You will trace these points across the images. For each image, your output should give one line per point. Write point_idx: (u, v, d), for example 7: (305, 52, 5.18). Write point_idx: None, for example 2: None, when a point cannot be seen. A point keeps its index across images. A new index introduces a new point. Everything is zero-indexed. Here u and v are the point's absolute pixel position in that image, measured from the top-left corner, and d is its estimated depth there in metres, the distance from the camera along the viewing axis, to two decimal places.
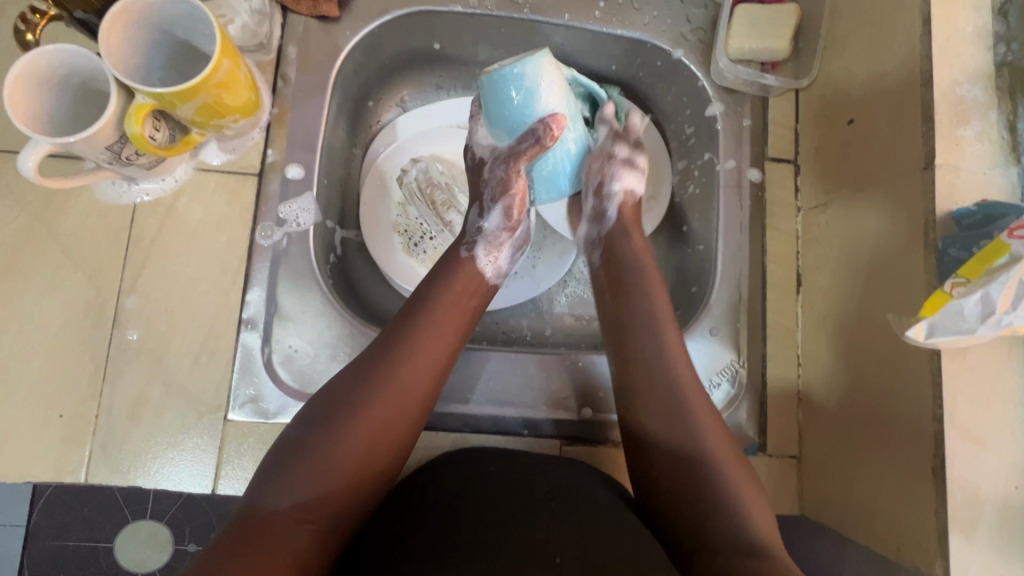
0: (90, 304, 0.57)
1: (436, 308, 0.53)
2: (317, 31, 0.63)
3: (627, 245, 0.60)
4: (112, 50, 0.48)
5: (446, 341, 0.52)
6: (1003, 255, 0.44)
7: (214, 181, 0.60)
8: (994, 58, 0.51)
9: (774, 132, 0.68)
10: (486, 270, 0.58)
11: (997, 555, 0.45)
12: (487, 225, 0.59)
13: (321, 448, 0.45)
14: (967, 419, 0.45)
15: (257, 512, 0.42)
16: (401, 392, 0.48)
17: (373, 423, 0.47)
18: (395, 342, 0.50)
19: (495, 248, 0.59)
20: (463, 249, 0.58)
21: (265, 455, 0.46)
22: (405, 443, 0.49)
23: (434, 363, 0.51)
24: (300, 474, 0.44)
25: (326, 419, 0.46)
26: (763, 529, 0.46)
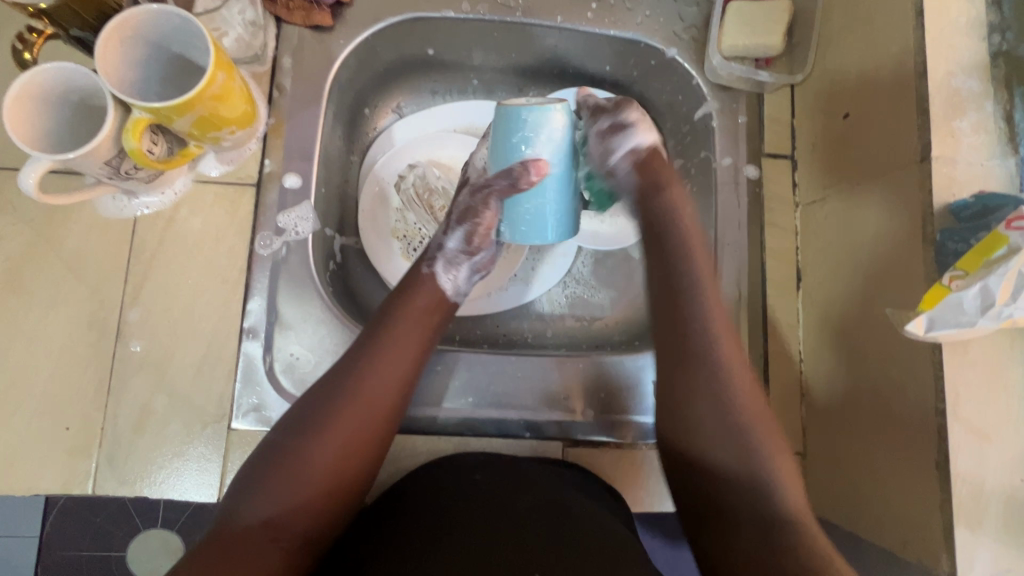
0: (94, 317, 0.58)
1: (398, 324, 0.55)
2: (311, 41, 0.64)
3: (657, 205, 0.60)
4: (109, 67, 0.48)
5: (409, 356, 0.54)
6: (1001, 247, 0.43)
7: (213, 192, 0.61)
8: (989, 48, 0.50)
9: (770, 128, 0.68)
10: (446, 287, 0.59)
11: (1003, 549, 0.44)
12: (449, 244, 0.60)
13: (288, 464, 0.47)
14: (969, 411, 0.45)
15: (231, 526, 0.45)
16: (362, 409, 0.50)
17: (338, 437, 0.49)
18: (360, 357, 0.52)
19: (454, 266, 0.60)
20: (424, 266, 0.60)
21: (239, 470, 0.49)
22: (372, 457, 0.51)
23: (398, 378, 0.53)
24: (271, 489, 0.46)
25: (294, 435, 0.49)
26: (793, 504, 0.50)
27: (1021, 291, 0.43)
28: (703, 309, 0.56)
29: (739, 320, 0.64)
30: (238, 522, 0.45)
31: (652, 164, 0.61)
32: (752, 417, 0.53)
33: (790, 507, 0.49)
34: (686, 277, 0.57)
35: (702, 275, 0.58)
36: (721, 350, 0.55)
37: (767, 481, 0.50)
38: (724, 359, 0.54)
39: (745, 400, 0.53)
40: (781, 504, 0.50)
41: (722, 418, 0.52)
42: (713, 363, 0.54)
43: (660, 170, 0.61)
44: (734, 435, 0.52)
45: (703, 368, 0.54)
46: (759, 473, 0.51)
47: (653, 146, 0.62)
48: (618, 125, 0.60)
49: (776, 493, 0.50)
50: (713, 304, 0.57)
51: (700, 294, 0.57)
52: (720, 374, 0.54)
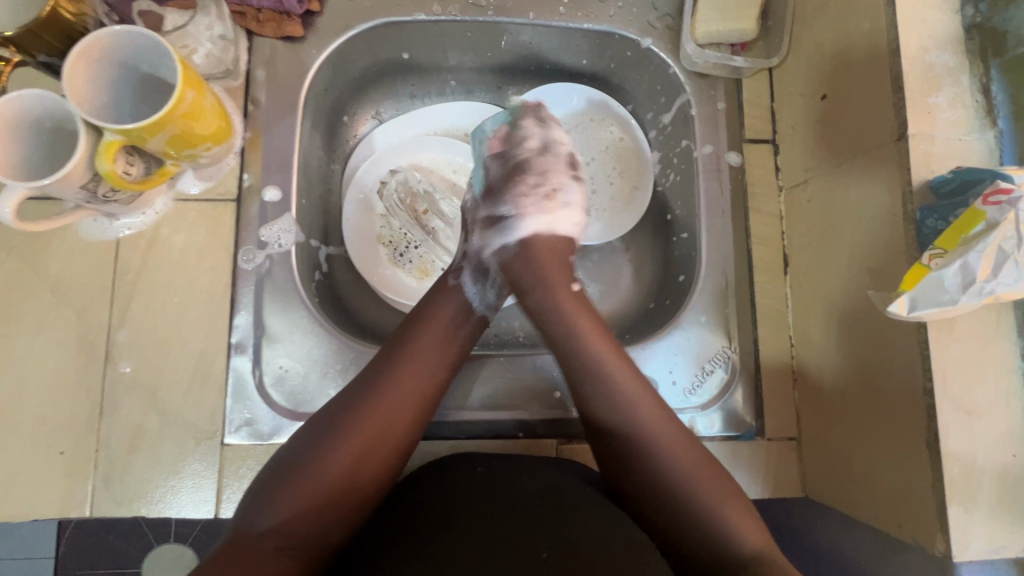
0: (83, 341, 0.58)
1: (422, 336, 0.55)
2: (284, 52, 0.64)
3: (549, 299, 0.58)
4: (76, 91, 0.48)
5: (433, 370, 0.55)
6: (978, 223, 0.42)
7: (194, 209, 0.61)
8: (963, 21, 0.50)
9: (750, 113, 0.68)
10: (474, 299, 0.60)
11: (997, 524, 0.44)
12: (474, 251, 0.62)
13: (306, 472, 0.48)
14: (957, 388, 0.45)
15: (245, 532, 0.45)
16: (387, 418, 0.51)
17: (358, 448, 0.49)
18: (383, 369, 0.53)
19: (482, 274, 0.61)
20: (450, 278, 0.61)
21: (259, 474, 0.49)
22: (390, 468, 0.51)
23: (423, 394, 0.53)
24: (287, 498, 0.46)
25: (316, 443, 0.49)
26: (747, 542, 0.49)
27: (1001, 267, 0.42)
28: (574, 337, 0.56)
29: (727, 308, 0.64)
30: (256, 529, 0.45)
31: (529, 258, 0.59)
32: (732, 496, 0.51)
33: (746, 549, 0.48)
34: (536, 286, 0.58)
35: (568, 309, 0.57)
36: (613, 375, 0.54)
37: (717, 522, 0.49)
38: (612, 371, 0.54)
39: (647, 411, 0.53)
40: (734, 542, 0.49)
41: (660, 474, 0.51)
42: (598, 363, 0.55)
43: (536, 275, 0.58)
44: (680, 487, 0.51)
45: (603, 394, 0.54)
46: (710, 518, 0.50)
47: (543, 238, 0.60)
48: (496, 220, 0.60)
49: (729, 537, 0.49)
50: (591, 340, 0.56)
51: (583, 353, 0.55)
52: (626, 399, 0.53)
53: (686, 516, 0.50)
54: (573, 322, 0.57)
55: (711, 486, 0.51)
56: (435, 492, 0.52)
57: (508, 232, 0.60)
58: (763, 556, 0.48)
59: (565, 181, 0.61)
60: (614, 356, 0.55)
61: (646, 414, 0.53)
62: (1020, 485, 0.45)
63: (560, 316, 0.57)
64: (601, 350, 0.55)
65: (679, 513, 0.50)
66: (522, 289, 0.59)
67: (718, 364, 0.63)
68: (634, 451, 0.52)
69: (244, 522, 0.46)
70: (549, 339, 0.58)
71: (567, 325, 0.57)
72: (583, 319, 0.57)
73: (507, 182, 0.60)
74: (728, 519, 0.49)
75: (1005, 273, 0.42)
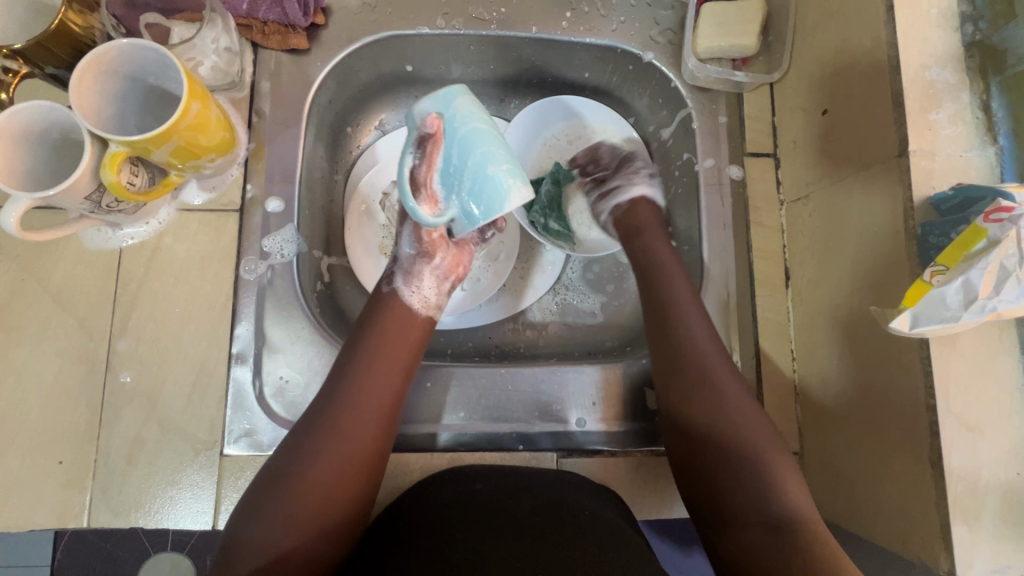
0: (84, 351, 0.58)
1: (378, 345, 0.55)
2: (289, 65, 0.65)
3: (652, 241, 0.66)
4: (82, 103, 0.48)
5: (390, 376, 0.54)
6: (981, 239, 0.42)
7: (197, 220, 0.61)
8: (963, 38, 0.50)
9: (751, 127, 0.68)
10: (412, 303, 0.59)
11: (1003, 544, 0.44)
12: (402, 254, 0.60)
13: (282, 496, 0.48)
14: (960, 405, 0.45)
15: (237, 561, 0.45)
16: (348, 432, 0.51)
17: (329, 465, 0.49)
18: (339, 387, 0.53)
19: (415, 277, 0.59)
20: (385, 284, 0.60)
21: (243, 501, 0.49)
22: (365, 481, 0.51)
23: (381, 401, 0.53)
24: (272, 523, 0.46)
25: (287, 465, 0.49)
26: (797, 506, 0.49)
27: (1003, 284, 0.42)
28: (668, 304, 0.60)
29: (728, 321, 0.64)
30: (244, 559, 0.45)
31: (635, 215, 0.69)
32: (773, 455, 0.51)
33: (798, 510, 0.48)
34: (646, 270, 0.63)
35: (677, 289, 0.60)
36: (713, 364, 0.56)
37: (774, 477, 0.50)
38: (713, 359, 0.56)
39: (737, 397, 0.54)
40: (787, 502, 0.49)
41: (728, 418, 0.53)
42: (696, 348, 0.57)
43: (646, 218, 0.68)
44: (728, 419, 0.53)
45: (700, 380, 0.55)
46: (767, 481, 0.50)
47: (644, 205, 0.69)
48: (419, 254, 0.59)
49: (781, 497, 0.49)
50: (701, 337, 0.58)
51: (689, 322, 0.58)
52: (723, 393, 0.54)
53: (742, 475, 0.51)
54: (670, 291, 0.60)
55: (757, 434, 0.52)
56: (433, 513, 0.52)
57: (622, 193, 0.70)
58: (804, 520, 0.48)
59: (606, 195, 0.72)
60: (707, 333, 0.58)
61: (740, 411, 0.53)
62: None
63: (674, 307, 0.59)
64: (692, 322, 0.58)
65: (733, 470, 0.51)
66: (649, 278, 0.63)
67: None
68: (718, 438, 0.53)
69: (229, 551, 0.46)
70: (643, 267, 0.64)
71: (682, 313, 0.59)
72: (680, 290, 0.60)
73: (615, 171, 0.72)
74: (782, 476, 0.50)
75: (1008, 290, 0.42)
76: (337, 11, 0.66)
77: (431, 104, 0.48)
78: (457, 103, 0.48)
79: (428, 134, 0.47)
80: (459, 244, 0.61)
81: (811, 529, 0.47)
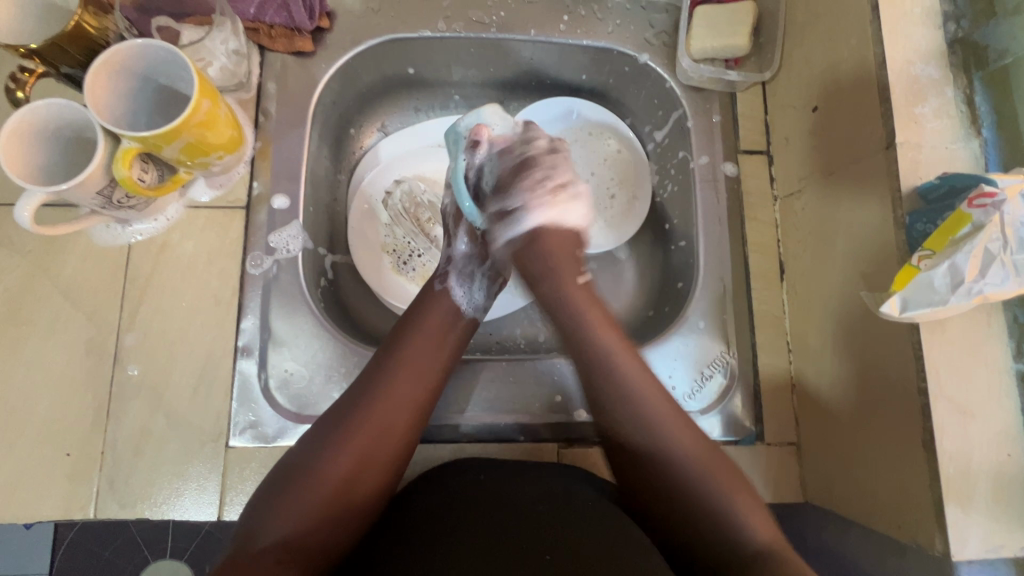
0: (92, 345, 0.59)
1: (413, 342, 0.56)
2: (294, 66, 0.66)
3: (552, 286, 0.59)
4: (96, 101, 0.50)
5: (424, 376, 0.55)
6: (965, 225, 0.44)
7: (204, 216, 0.63)
8: (946, 36, 0.52)
9: (744, 126, 0.70)
10: (462, 301, 0.61)
11: (995, 523, 0.45)
12: (456, 255, 0.64)
13: (305, 483, 0.49)
14: (952, 388, 0.46)
15: (249, 545, 0.45)
16: (379, 426, 0.51)
17: (356, 457, 0.50)
18: (372, 381, 0.53)
19: (467, 278, 0.63)
20: (437, 281, 0.62)
21: (261, 484, 0.50)
22: (388, 477, 0.52)
23: (413, 399, 0.54)
24: (288, 510, 0.47)
25: (315, 453, 0.50)
26: (762, 534, 0.49)
27: (989, 267, 0.43)
28: (593, 339, 0.56)
29: (725, 314, 0.65)
30: (257, 542, 0.46)
31: (539, 245, 0.60)
32: (703, 462, 0.52)
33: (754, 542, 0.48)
34: (550, 287, 0.59)
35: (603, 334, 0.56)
36: (641, 395, 0.54)
37: (717, 506, 0.50)
38: (642, 395, 0.54)
39: (683, 438, 0.53)
40: (747, 538, 0.49)
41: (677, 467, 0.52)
42: (621, 376, 0.54)
43: (557, 247, 0.60)
44: (687, 476, 0.51)
45: (633, 422, 0.53)
46: (716, 505, 0.50)
47: (551, 228, 0.61)
48: (474, 257, 0.64)
49: (743, 530, 0.49)
50: (644, 390, 0.54)
51: (620, 365, 0.55)
52: (653, 419, 0.53)
53: (697, 509, 0.50)
54: (600, 339, 0.56)
55: (719, 474, 0.52)
56: (434, 502, 0.53)
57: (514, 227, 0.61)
58: (765, 553, 0.47)
59: (499, 225, 0.61)
60: (640, 370, 0.55)
61: (686, 448, 0.52)
62: (1015, 485, 0.45)
63: (606, 354, 0.55)
64: (630, 373, 0.55)
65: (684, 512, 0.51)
66: (575, 347, 0.57)
67: (717, 369, 0.64)
68: (665, 475, 0.52)
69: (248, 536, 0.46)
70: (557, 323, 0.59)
71: (606, 349, 0.55)
72: (608, 336, 0.56)
73: (513, 177, 0.61)
74: (739, 510, 0.50)
75: (993, 273, 0.43)
76: (341, 15, 0.68)
77: (478, 117, 0.65)
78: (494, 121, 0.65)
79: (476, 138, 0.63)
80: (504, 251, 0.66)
81: (779, 557, 0.47)
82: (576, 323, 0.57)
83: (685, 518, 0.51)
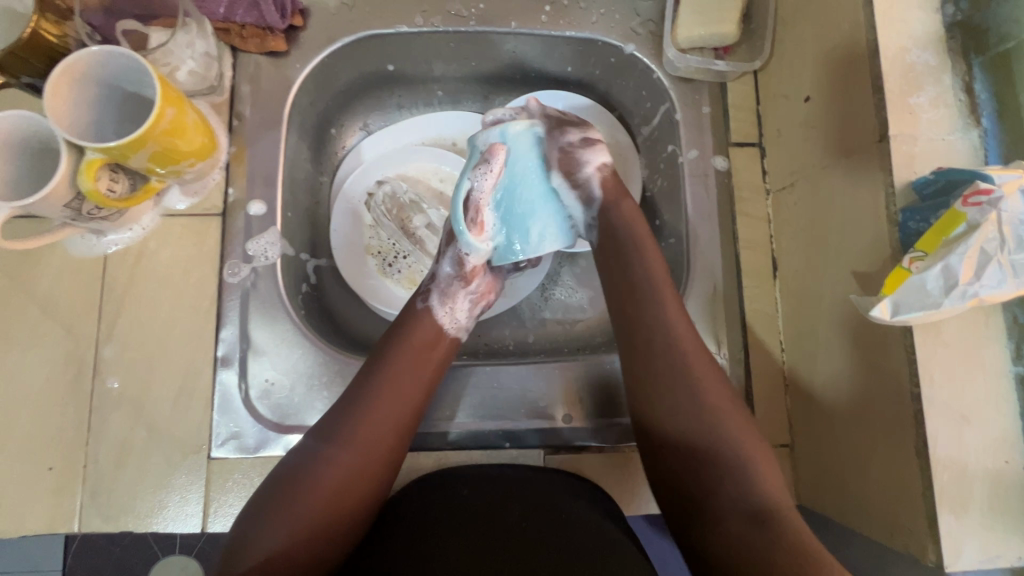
0: (72, 358, 0.58)
1: (399, 356, 0.55)
2: (268, 67, 0.65)
3: (618, 214, 0.60)
4: (59, 111, 0.49)
5: (410, 390, 0.54)
6: (959, 225, 0.42)
7: (180, 225, 0.62)
8: (944, 19, 0.49)
9: (735, 117, 0.67)
10: (443, 321, 0.60)
11: (990, 533, 0.43)
12: (441, 273, 0.61)
13: (291, 499, 0.48)
14: (945, 394, 0.44)
15: (240, 558, 0.45)
16: (365, 440, 0.51)
17: (343, 472, 0.49)
18: (358, 397, 0.53)
19: (450, 298, 0.60)
20: (419, 300, 0.60)
21: (250, 498, 0.49)
22: (378, 491, 0.51)
23: (400, 414, 0.53)
24: (275, 524, 0.47)
25: (302, 468, 0.49)
26: (770, 500, 0.48)
27: (984, 269, 0.41)
28: (649, 287, 0.56)
29: (716, 314, 0.64)
30: (246, 557, 0.45)
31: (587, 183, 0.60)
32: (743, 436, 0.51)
33: (765, 501, 0.48)
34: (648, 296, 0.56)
35: (667, 295, 0.56)
36: (685, 348, 0.54)
37: (737, 460, 0.49)
38: (689, 351, 0.54)
39: (740, 433, 0.51)
40: (761, 494, 0.48)
41: (717, 437, 0.50)
42: (668, 335, 0.54)
43: (618, 188, 0.61)
44: (715, 444, 0.50)
45: (678, 365, 0.53)
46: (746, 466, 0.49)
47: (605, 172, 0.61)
48: (456, 280, 0.61)
49: (755, 484, 0.49)
50: (681, 333, 0.54)
51: (666, 314, 0.55)
52: (699, 385, 0.52)
53: (725, 473, 0.49)
54: (653, 279, 0.57)
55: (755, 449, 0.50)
56: (423, 520, 0.52)
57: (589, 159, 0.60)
58: (774, 511, 0.47)
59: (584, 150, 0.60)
60: (679, 313, 0.56)
61: (704, 399, 0.52)
62: (1013, 492, 0.43)
63: (651, 291, 0.56)
64: (671, 313, 0.55)
65: (720, 471, 0.49)
66: (622, 291, 0.58)
67: None
68: (695, 443, 0.51)
69: (236, 552, 0.46)
70: (620, 287, 0.58)
71: (665, 318, 0.55)
72: (659, 272, 0.57)
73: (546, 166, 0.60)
74: (747, 464, 0.49)
75: (988, 275, 0.41)
76: (315, 12, 0.66)
77: (500, 133, 0.59)
78: (511, 133, 0.59)
79: (491, 158, 0.57)
80: (494, 270, 0.63)
81: (778, 518, 0.47)
82: (614, 266, 0.59)
83: (722, 494, 0.49)
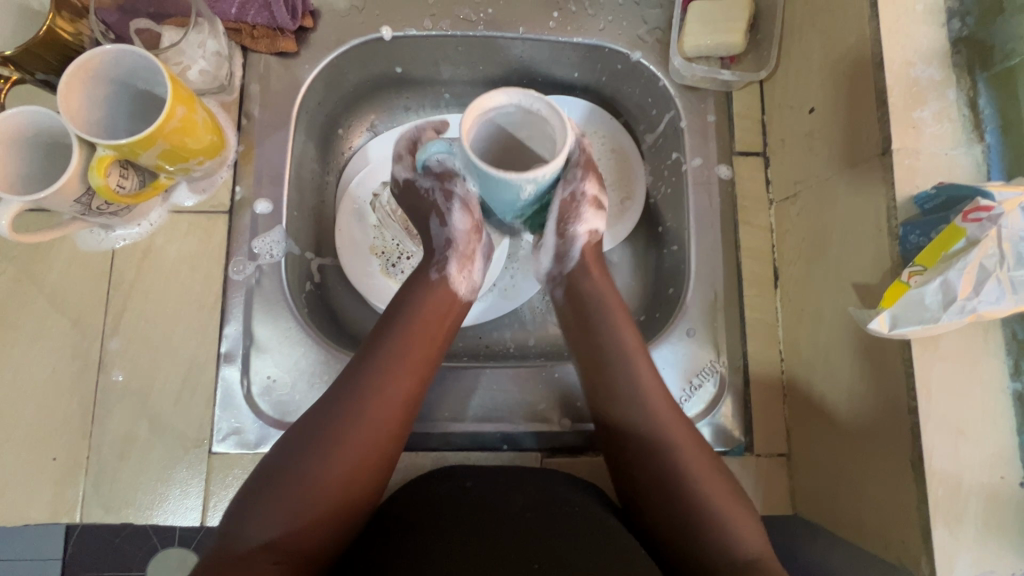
0: (78, 351, 0.59)
1: (398, 341, 0.54)
2: (277, 68, 0.65)
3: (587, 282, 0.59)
4: (71, 107, 0.50)
5: (407, 377, 0.53)
6: (959, 240, 0.42)
7: (187, 221, 0.62)
8: (950, 34, 0.49)
9: (740, 126, 0.67)
10: (461, 286, 0.60)
11: (985, 548, 0.43)
12: (454, 233, 0.59)
13: (285, 487, 0.47)
14: (942, 407, 0.44)
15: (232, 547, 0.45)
16: (360, 426, 0.50)
17: (338, 461, 0.48)
18: (353, 383, 0.52)
19: (468, 259, 0.60)
20: (433, 270, 0.59)
21: (246, 483, 0.49)
22: (375, 480, 0.50)
23: (397, 400, 0.52)
24: (269, 514, 0.46)
25: (296, 455, 0.49)
26: (752, 550, 0.48)
27: (983, 285, 0.42)
28: (615, 335, 0.56)
29: (717, 321, 0.64)
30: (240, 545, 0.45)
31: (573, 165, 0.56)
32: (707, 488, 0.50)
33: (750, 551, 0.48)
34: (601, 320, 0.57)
35: (616, 319, 0.57)
36: (646, 393, 0.54)
37: (720, 521, 0.49)
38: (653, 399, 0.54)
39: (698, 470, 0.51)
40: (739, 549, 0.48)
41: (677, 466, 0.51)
42: (633, 384, 0.55)
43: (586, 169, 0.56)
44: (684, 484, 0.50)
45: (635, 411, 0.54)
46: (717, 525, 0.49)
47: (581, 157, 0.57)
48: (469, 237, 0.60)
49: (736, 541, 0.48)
50: (637, 371, 0.55)
51: (623, 357, 0.56)
52: (666, 439, 0.52)
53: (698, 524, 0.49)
54: (617, 333, 0.56)
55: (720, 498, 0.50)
56: (422, 506, 0.52)
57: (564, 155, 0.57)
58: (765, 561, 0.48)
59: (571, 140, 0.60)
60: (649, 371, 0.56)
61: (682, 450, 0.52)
62: (1009, 507, 0.43)
63: (614, 349, 0.56)
64: (635, 363, 0.55)
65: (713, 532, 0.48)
66: (581, 320, 0.58)
67: (706, 377, 0.63)
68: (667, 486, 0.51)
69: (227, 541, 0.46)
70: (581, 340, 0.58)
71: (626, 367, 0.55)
72: (618, 317, 0.57)
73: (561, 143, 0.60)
74: (723, 521, 0.49)
75: (987, 290, 0.42)
76: (325, 14, 0.66)
77: None
78: None
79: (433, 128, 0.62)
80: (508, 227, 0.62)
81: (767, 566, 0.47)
82: (593, 316, 0.58)
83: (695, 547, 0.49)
